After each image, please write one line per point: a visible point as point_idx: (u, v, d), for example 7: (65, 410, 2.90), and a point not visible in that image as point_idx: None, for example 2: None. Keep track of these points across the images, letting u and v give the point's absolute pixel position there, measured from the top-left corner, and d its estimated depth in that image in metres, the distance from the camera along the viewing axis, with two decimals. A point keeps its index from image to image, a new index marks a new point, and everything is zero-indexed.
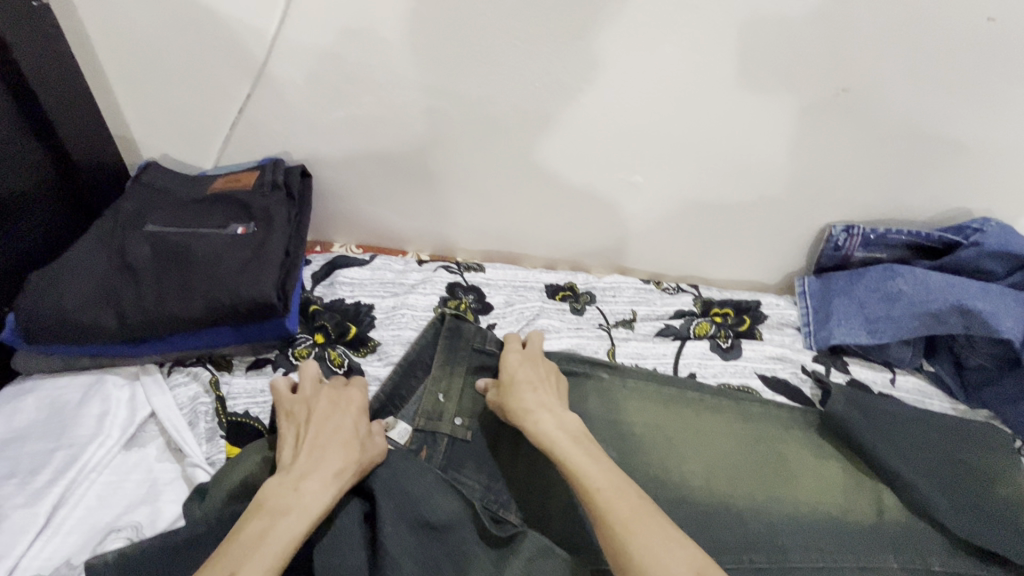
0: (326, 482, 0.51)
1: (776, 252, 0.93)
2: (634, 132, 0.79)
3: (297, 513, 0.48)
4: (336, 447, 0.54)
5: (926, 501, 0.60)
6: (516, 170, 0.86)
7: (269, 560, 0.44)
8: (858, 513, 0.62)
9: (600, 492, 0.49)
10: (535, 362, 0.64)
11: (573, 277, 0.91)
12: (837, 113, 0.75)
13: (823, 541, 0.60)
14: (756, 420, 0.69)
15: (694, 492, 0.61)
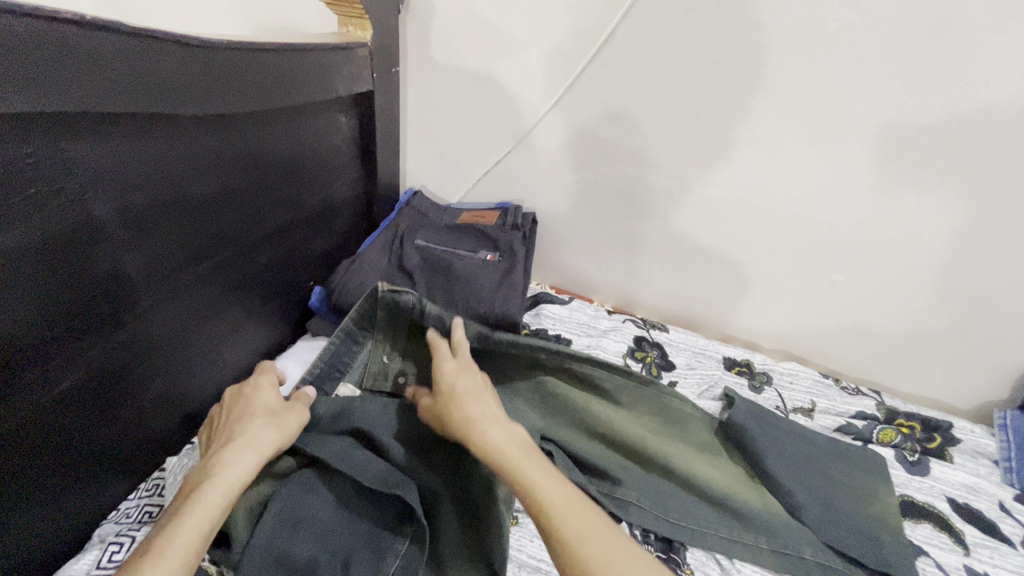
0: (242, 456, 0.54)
1: (977, 377, 0.90)
2: (845, 234, 0.86)
3: (212, 482, 0.51)
4: (256, 421, 0.57)
5: (800, 505, 0.69)
6: (717, 247, 0.95)
7: (188, 535, 0.47)
8: (771, 510, 0.69)
9: (553, 508, 0.51)
10: (476, 376, 0.64)
11: (750, 356, 0.96)
12: None
13: (739, 529, 0.66)
14: (668, 417, 0.76)
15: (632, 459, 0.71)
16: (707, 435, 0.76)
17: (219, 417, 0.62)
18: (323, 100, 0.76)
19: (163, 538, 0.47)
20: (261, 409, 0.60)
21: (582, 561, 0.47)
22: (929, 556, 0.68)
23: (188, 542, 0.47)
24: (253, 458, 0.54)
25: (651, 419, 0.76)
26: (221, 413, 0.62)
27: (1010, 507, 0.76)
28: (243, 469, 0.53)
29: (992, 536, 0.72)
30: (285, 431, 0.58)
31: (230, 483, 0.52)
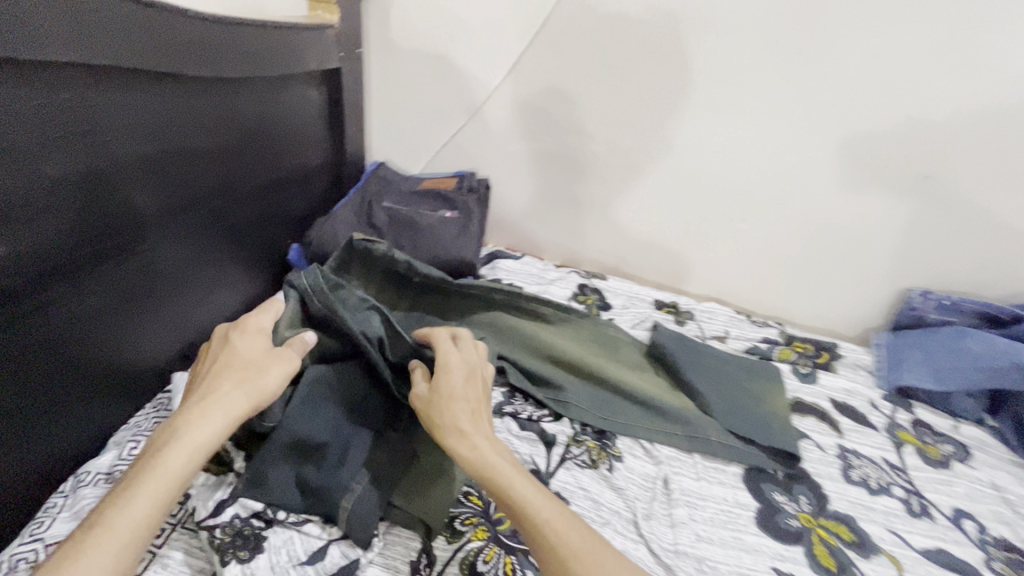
0: (209, 420, 0.54)
1: (861, 306, 1.08)
2: (746, 188, 1.02)
3: (177, 448, 0.52)
4: (228, 386, 0.57)
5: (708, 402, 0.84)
6: (647, 205, 1.10)
7: (144, 506, 0.48)
8: (684, 405, 0.84)
9: (546, 523, 0.52)
10: (471, 377, 0.65)
11: (677, 299, 1.11)
12: (921, 195, 0.94)
13: (658, 421, 0.80)
14: (604, 340, 0.92)
15: (575, 373, 0.85)
16: (638, 357, 0.92)
17: (206, 361, 0.61)
18: (297, 73, 0.87)
19: (122, 505, 0.48)
20: (242, 364, 0.59)
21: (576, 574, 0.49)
22: (811, 438, 0.85)
23: (147, 513, 0.48)
24: (220, 421, 0.54)
25: (588, 345, 0.90)
26: (207, 358, 0.61)
27: (877, 403, 0.94)
28: (207, 434, 0.53)
29: (861, 424, 0.89)
30: (256, 390, 0.58)
31: (195, 449, 0.52)
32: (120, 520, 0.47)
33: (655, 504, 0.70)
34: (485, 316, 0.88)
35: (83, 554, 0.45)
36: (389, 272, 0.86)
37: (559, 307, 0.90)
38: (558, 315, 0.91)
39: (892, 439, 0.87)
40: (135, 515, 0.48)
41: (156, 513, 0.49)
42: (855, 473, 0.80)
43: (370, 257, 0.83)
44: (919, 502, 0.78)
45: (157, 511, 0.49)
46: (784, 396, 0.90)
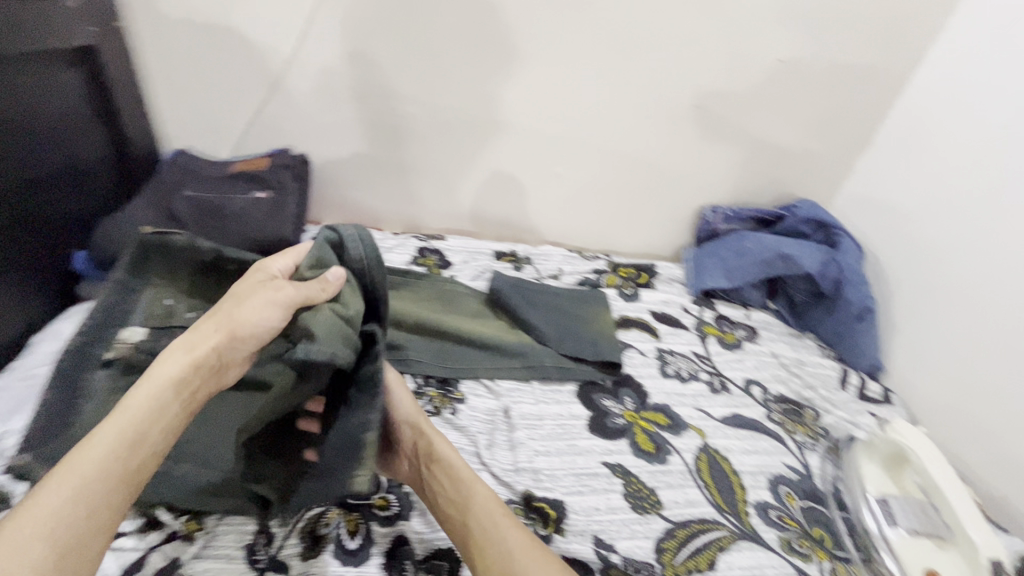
0: (180, 356, 0.55)
1: (669, 228, 1.24)
2: (556, 133, 1.10)
3: (149, 380, 0.53)
4: (206, 322, 0.58)
5: (542, 333, 0.92)
6: (471, 161, 1.13)
7: (113, 433, 0.49)
8: (520, 339, 0.91)
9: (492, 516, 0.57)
10: None
11: (515, 247, 1.18)
12: (694, 120, 1.09)
13: (497, 359, 0.86)
14: (443, 295, 0.95)
15: (415, 330, 0.87)
16: (478, 305, 0.96)
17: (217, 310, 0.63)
18: (29, 51, 0.74)
19: (90, 439, 0.49)
20: (225, 305, 0.60)
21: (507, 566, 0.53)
22: (634, 347, 0.97)
23: (108, 443, 0.48)
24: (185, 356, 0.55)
25: (429, 305, 0.93)
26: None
27: (688, 307, 1.09)
28: (174, 366, 0.54)
29: (675, 328, 1.03)
30: (228, 327, 0.58)
31: (164, 380, 0.53)
32: (86, 448, 0.48)
33: (499, 431, 0.76)
34: None
35: (52, 476, 0.46)
36: (196, 263, 0.78)
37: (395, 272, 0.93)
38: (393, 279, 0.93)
39: (700, 334, 1.02)
40: (103, 442, 0.48)
41: (120, 445, 0.49)
42: (670, 369, 0.93)
43: (171, 249, 0.77)
44: (720, 381, 0.92)
45: (121, 446, 0.49)
46: (609, 316, 1.01)
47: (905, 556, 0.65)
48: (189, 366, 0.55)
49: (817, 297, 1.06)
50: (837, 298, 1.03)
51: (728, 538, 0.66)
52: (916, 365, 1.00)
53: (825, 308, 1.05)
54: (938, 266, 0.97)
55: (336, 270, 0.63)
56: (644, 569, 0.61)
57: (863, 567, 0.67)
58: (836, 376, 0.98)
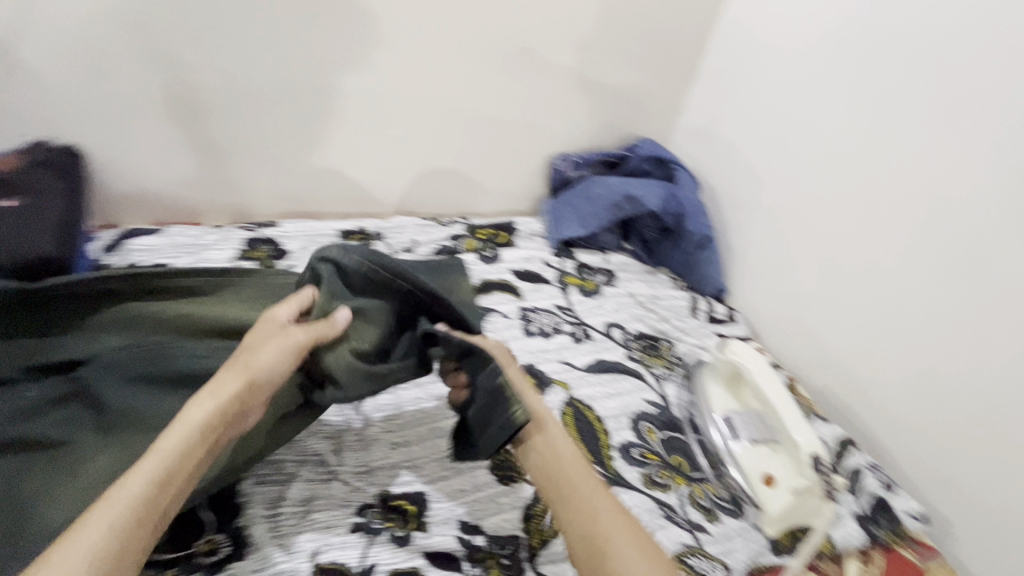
0: (204, 399, 0.48)
1: (523, 182, 1.21)
2: (384, 93, 1.00)
3: (172, 427, 0.46)
4: (221, 368, 0.51)
5: None
6: (294, 133, 1.00)
7: (139, 483, 0.42)
8: None
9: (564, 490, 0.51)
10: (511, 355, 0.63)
11: (362, 223, 1.08)
12: (527, 67, 1.05)
13: None
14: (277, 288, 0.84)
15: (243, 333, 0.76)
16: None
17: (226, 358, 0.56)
18: None
19: (121, 483, 0.42)
20: (245, 350, 0.54)
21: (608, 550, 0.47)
22: (496, 311, 0.94)
23: (138, 485, 0.42)
24: (211, 399, 0.48)
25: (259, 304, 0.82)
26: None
27: (549, 261, 1.08)
28: (201, 408, 0.47)
29: (537, 283, 1.02)
30: (249, 367, 0.51)
31: (189, 426, 0.46)
32: (105, 501, 0.41)
33: None
34: (110, 310, 0.73)
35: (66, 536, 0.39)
36: None
37: (210, 272, 0.80)
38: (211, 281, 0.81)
39: (561, 286, 1.02)
40: (128, 496, 0.41)
41: (147, 489, 0.42)
42: (533, 327, 0.92)
43: None
44: (582, 330, 0.93)
45: (149, 488, 0.42)
46: (467, 283, 0.96)
47: (747, 466, 0.69)
48: (217, 407, 0.48)
49: (664, 232, 1.10)
50: (680, 231, 1.08)
51: None
52: (752, 282, 1.08)
53: (672, 242, 1.10)
54: (760, 189, 1.05)
55: (344, 310, 0.58)
56: (508, 544, 0.59)
57: (716, 483, 0.71)
58: (687, 305, 1.04)
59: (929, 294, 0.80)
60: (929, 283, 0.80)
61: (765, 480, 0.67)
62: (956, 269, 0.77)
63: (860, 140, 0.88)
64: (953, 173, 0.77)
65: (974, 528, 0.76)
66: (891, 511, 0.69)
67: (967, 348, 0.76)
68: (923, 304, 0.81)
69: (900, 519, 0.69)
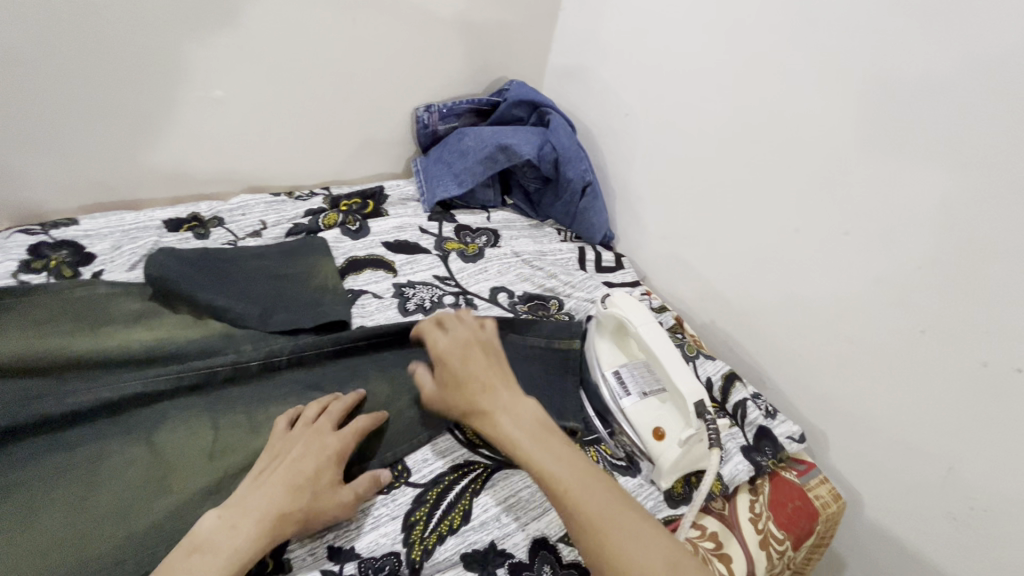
0: (260, 533, 0.49)
1: (388, 141, 1.08)
2: (187, 45, 0.81)
3: (225, 557, 0.47)
4: (284, 498, 0.51)
5: (239, 315, 0.72)
6: (75, 106, 0.79)
7: None
8: (215, 331, 0.71)
9: (569, 493, 0.50)
10: (465, 347, 0.61)
11: (195, 208, 0.91)
12: (366, 4, 0.90)
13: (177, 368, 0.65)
14: (80, 303, 0.68)
15: (32, 370, 0.60)
16: (139, 304, 0.71)
17: (283, 456, 0.54)
18: None
19: None
20: (307, 483, 0.52)
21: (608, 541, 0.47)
22: (368, 292, 0.84)
23: None
24: (263, 542, 0.49)
25: (56, 326, 0.65)
26: (287, 438, 0.56)
27: (425, 227, 0.98)
28: (252, 548, 0.48)
29: (413, 254, 0.93)
30: (308, 516, 0.51)
31: (239, 562, 0.47)
32: None
33: (190, 465, 0.58)
34: None
35: None
36: None
37: None
38: None
39: (440, 254, 0.94)
40: None
41: None
42: (411, 303, 0.84)
43: None
44: (465, 299, 0.86)
45: None
46: (328, 264, 0.84)
47: (639, 422, 0.67)
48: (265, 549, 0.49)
49: (545, 182, 1.03)
50: (558, 180, 1.00)
51: (482, 476, 0.61)
52: (636, 225, 1.06)
53: (553, 192, 1.04)
54: (636, 126, 1.01)
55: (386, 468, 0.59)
56: (385, 564, 0.53)
57: (612, 442, 0.71)
58: (575, 257, 1.00)
59: (795, 221, 0.81)
60: (795, 209, 0.81)
61: (656, 434, 0.66)
62: (816, 193, 0.78)
63: (725, 68, 0.85)
64: (810, 95, 0.76)
65: (842, 435, 0.82)
66: (773, 438, 0.71)
67: (829, 270, 0.79)
68: (791, 231, 0.82)
69: (782, 446, 0.71)
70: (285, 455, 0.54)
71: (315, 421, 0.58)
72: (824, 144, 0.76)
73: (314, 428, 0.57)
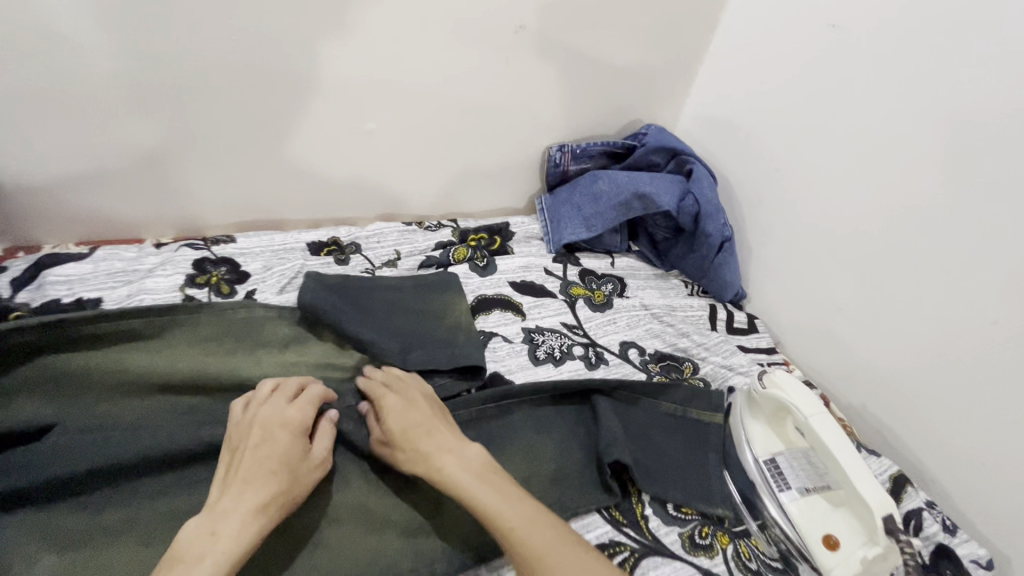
0: (253, 516, 0.49)
1: (517, 177, 1.07)
2: (354, 81, 0.84)
3: (223, 549, 0.46)
4: (258, 480, 0.52)
5: (382, 351, 0.72)
6: (242, 131, 0.83)
7: None
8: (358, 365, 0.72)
9: (516, 530, 0.52)
10: (414, 403, 0.63)
11: (335, 232, 0.93)
12: (521, 47, 0.89)
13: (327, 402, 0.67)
14: (239, 325, 0.71)
15: (201, 392, 0.64)
16: (290, 329, 0.73)
17: (240, 445, 0.55)
18: None
19: None
20: (279, 462, 0.54)
21: None
22: (497, 335, 0.83)
23: None
24: (255, 525, 0.49)
25: (219, 348, 0.68)
26: (240, 430, 0.56)
27: (551, 269, 0.96)
28: (248, 534, 0.48)
29: (540, 297, 0.90)
30: (289, 488, 0.53)
31: (238, 552, 0.47)
32: None
33: (336, 505, 0.58)
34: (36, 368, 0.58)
35: None
36: None
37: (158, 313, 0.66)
38: (161, 322, 0.66)
39: (567, 299, 0.91)
40: None
41: None
42: (541, 351, 0.81)
43: None
44: (594, 352, 0.83)
45: None
46: (462, 303, 0.83)
47: (804, 525, 0.60)
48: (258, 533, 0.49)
49: (678, 232, 0.99)
50: (696, 233, 0.95)
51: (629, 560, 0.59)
52: (773, 287, 0.97)
53: (686, 243, 0.99)
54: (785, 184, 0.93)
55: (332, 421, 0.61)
56: None
57: (762, 536, 0.64)
58: (705, 316, 0.94)
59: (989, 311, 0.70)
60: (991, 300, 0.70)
61: (828, 542, 0.58)
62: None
63: None
64: None
65: None
66: (958, 561, 0.61)
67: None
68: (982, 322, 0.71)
69: (969, 571, 0.61)
70: (242, 447, 0.55)
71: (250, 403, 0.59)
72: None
73: (258, 408, 0.58)
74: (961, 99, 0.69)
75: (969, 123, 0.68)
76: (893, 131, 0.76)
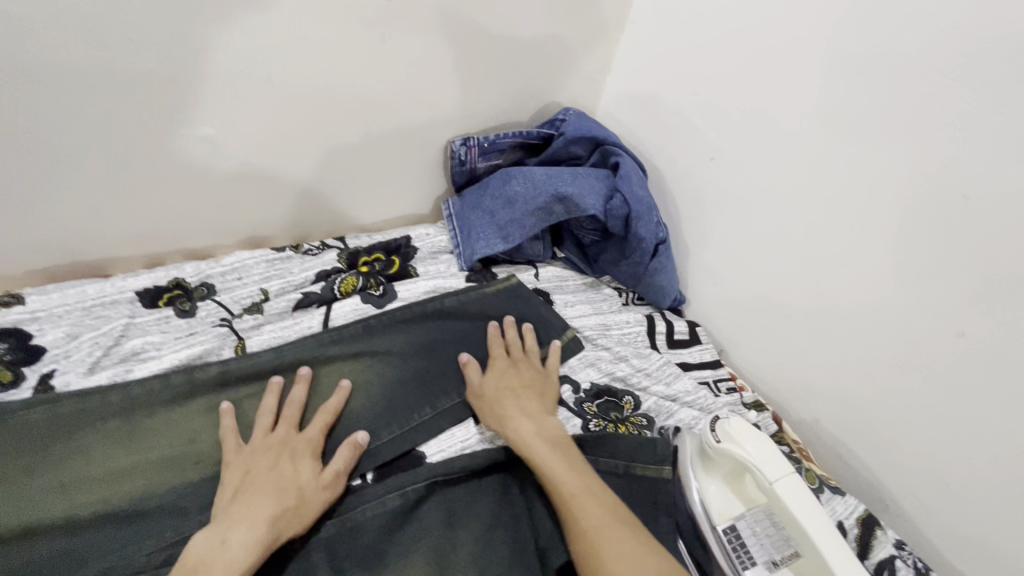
0: (258, 531, 0.49)
1: (416, 179, 0.89)
2: (166, 77, 0.60)
3: (229, 562, 0.47)
4: (268, 497, 0.52)
5: None
6: (9, 153, 0.58)
7: None
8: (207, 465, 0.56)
9: (575, 495, 0.54)
10: (512, 369, 0.69)
11: (177, 271, 0.71)
12: (401, 20, 0.68)
13: (164, 530, 0.52)
14: (36, 430, 0.53)
15: None
16: (107, 427, 0.55)
17: (257, 461, 0.55)
18: None
19: None
20: (291, 483, 0.54)
21: (598, 546, 0.50)
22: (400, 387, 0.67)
23: None
24: (259, 540, 0.49)
25: (9, 468, 0.51)
26: (256, 449, 0.56)
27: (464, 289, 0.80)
28: (250, 552, 0.48)
29: None
30: (299, 505, 0.53)
31: (240, 567, 0.47)
32: None
33: None
34: None
35: None
36: None
37: None
38: None
39: None
40: None
41: None
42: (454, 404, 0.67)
43: None
44: None
45: None
46: (352, 356, 0.67)
47: None
48: (260, 551, 0.49)
49: (608, 235, 0.85)
50: (627, 237, 0.82)
51: None
52: (714, 289, 0.87)
53: (616, 248, 0.85)
54: (722, 175, 0.81)
55: (357, 440, 0.59)
56: None
57: None
58: (643, 331, 0.83)
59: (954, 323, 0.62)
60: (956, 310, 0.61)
61: None
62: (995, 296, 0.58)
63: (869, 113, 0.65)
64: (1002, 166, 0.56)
65: None
66: None
67: (1007, 396, 0.59)
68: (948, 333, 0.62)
69: None
70: (255, 466, 0.55)
71: (266, 419, 0.59)
72: (1014, 237, 0.55)
73: (277, 429, 0.58)
74: (932, 81, 0.58)
75: (944, 109, 0.57)
76: (855, 118, 0.64)
